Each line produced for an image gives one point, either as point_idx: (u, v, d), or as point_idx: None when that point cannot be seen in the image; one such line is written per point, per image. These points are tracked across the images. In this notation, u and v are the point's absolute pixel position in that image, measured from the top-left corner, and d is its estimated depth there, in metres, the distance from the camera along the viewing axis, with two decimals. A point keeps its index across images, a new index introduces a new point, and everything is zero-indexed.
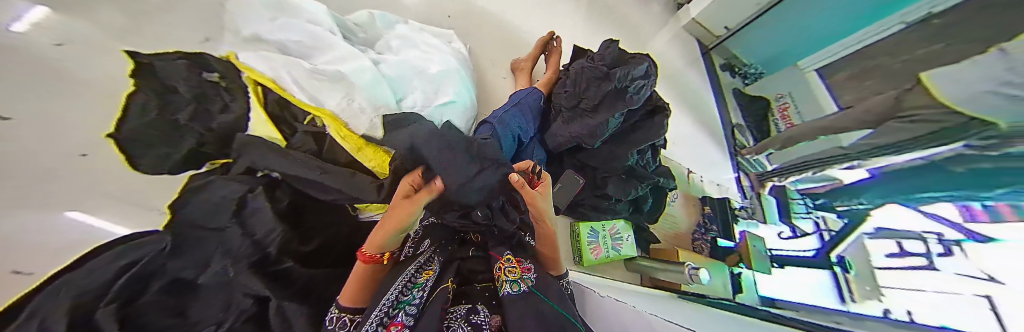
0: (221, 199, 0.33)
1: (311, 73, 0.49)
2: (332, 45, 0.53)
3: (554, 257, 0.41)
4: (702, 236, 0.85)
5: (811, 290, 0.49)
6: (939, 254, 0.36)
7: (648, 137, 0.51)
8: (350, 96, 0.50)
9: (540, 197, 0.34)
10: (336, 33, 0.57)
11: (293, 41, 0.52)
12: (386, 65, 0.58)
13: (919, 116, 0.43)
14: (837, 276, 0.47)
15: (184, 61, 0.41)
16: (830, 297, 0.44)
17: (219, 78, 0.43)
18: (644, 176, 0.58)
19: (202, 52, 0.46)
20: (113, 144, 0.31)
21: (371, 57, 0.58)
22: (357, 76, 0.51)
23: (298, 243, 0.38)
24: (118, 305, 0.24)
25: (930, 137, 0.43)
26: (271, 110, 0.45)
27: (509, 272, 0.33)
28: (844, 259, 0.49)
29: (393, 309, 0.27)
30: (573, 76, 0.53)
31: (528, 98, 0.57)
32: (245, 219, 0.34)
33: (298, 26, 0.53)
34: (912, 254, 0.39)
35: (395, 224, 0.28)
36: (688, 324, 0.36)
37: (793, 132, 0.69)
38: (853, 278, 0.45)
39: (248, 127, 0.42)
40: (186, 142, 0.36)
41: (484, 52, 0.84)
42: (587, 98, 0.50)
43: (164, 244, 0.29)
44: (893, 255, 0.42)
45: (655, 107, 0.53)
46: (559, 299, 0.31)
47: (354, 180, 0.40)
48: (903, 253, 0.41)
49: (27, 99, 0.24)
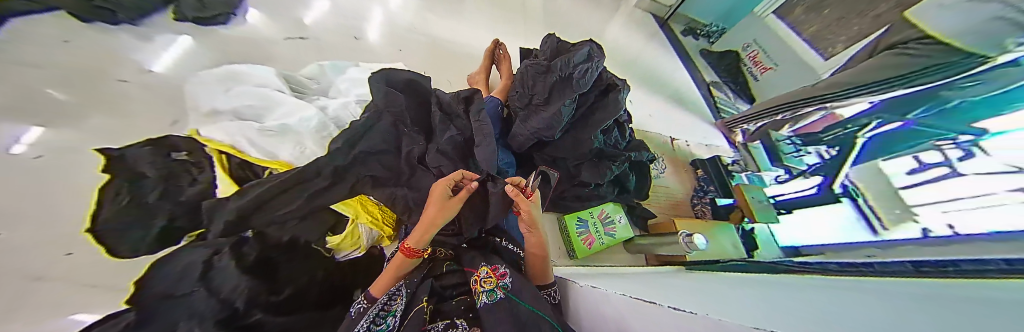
0: (189, 263, 0.36)
1: (257, 130, 0.49)
2: (279, 102, 0.54)
3: (540, 268, 0.38)
4: (701, 200, 0.82)
5: (840, 230, 0.53)
6: (957, 159, 0.41)
7: (607, 116, 0.51)
8: (302, 144, 0.51)
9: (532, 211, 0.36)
10: (282, 87, 0.57)
11: (245, 105, 0.53)
12: (332, 109, 0.57)
13: (910, 56, 0.42)
14: (857, 204, 0.52)
15: (152, 147, 0.45)
16: (862, 231, 0.49)
17: (187, 155, 0.46)
18: (614, 155, 0.57)
19: (168, 135, 0.49)
20: (91, 239, 0.36)
21: (320, 103, 0.57)
22: (304, 125, 0.53)
23: (267, 293, 0.37)
24: None
25: (898, 78, 0.44)
26: (236, 172, 0.47)
27: (484, 282, 0.31)
28: (850, 187, 0.55)
29: None
30: (520, 75, 0.53)
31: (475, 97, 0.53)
32: (209, 279, 0.35)
33: (248, 91, 0.55)
34: (931, 163, 0.43)
35: (433, 217, 0.33)
36: (661, 296, 0.32)
37: (843, 46, 0.63)
38: (872, 200, 0.50)
39: (216, 192, 0.44)
40: (157, 223, 0.39)
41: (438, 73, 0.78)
42: (536, 94, 0.50)
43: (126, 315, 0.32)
44: (915, 170, 0.45)
45: (608, 85, 0.53)
46: (532, 299, 0.29)
47: (416, 181, 0.45)
48: (924, 166, 0.44)
49: None
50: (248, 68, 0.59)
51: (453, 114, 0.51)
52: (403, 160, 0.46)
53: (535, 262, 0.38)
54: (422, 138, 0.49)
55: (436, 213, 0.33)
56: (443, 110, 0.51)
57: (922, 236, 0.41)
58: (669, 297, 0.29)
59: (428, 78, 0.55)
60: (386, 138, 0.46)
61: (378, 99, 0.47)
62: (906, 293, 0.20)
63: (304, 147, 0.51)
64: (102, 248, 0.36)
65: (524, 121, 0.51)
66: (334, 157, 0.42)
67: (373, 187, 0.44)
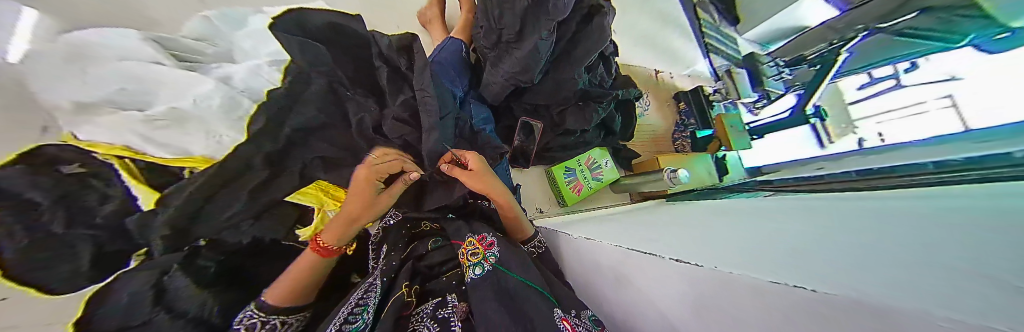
0: (133, 291, 0.30)
1: (143, 121, 0.36)
2: (158, 81, 0.37)
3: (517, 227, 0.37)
4: (681, 134, 0.82)
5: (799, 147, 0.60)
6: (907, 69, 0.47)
7: (591, 47, 0.44)
8: (215, 132, 0.39)
9: (479, 178, 0.34)
10: (168, 60, 0.38)
11: (114, 90, 0.35)
12: (239, 77, 0.41)
13: None
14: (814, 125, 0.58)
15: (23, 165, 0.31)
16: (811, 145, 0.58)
17: (85, 167, 0.34)
18: (601, 95, 0.52)
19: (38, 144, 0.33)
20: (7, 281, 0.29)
21: (217, 70, 0.41)
22: (205, 106, 0.38)
23: (249, 298, 0.34)
24: None
25: None
26: (157, 179, 0.37)
27: (471, 256, 0.29)
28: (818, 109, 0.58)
29: None
30: (482, 5, 0.42)
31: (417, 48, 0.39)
32: (167, 301, 0.30)
33: (105, 69, 0.35)
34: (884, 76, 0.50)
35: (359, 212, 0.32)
36: (658, 238, 0.29)
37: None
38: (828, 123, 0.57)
39: (140, 204, 0.36)
40: (84, 253, 0.32)
41: (374, 9, 0.59)
42: (505, 28, 0.40)
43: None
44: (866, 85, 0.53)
45: (591, 9, 0.44)
46: (520, 268, 0.28)
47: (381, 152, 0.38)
48: (873, 80, 0.52)
49: None
50: (101, 34, 0.36)
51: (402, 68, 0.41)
52: (355, 134, 0.38)
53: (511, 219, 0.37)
54: (372, 102, 0.40)
55: (363, 206, 0.32)
56: (385, 58, 0.40)
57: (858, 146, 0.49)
58: (651, 235, 0.31)
59: (356, 18, 0.40)
60: (325, 107, 0.38)
61: (297, 56, 0.36)
62: (891, 211, 0.20)
63: (214, 135, 0.39)
64: (28, 287, 0.30)
65: (497, 64, 0.43)
66: (260, 144, 0.34)
67: (327, 170, 0.37)
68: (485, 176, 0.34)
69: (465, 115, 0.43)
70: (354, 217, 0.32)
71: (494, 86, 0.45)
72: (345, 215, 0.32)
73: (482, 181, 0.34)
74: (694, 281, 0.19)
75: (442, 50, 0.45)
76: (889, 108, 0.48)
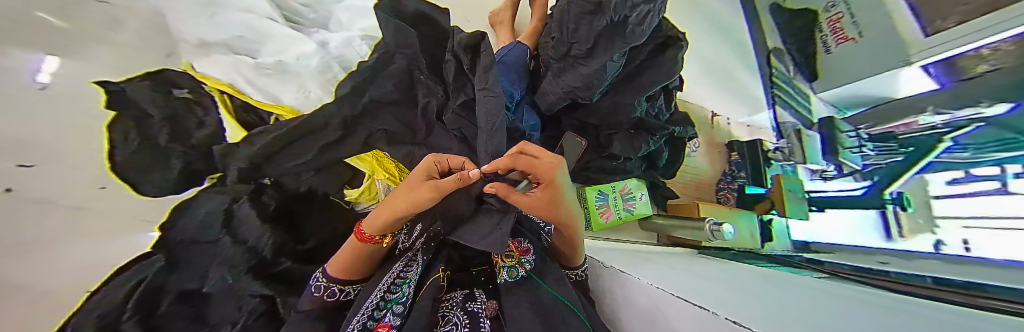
0: (211, 212, 0.36)
1: (254, 68, 0.45)
2: (268, 35, 0.47)
3: (569, 253, 0.36)
4: (728, 185, 0.76)
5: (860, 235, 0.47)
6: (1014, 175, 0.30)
7: (660, 77, 0.43)
8: (305, 87, 0.46)
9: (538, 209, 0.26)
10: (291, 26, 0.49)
11: (234, 35, 0.45)
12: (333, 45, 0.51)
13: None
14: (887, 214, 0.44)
15: (149, 81, 0.38)
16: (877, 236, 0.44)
17: (190, 94, 0.42)
18: (655, 127, 0.51)
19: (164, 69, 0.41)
20: (114, 176, 0.32)
21: (318, 37, 0.51)
22: (304, 64, 0.47)
23: (294, 243, 0.38)
24: (140, 317, 0.27)
25: None
26: (243, 117, 0.43)
27: (506, 257, 0.30)
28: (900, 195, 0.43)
29: (379, 306, 0.25)
30: (558, 16, 0.42)
31: (486, 48, 0.35)
32: (234, 229, 0.35)
33: (231, 18, 0.45)
34: (987, 176, 0.34)
35: (399, 209, 0.26)
36: (704, 289, 0.29)
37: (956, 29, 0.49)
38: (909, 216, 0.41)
39: (225, 137, 0.41)
40: (176, 167, 0.37)
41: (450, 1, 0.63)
42: (576, 43, 0.40)
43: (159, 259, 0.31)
44: (956, 181, 0.37)
45: (666, 39, 0.43)
46: (554, 282, 0.30)
47: (435, 136, 0.40)
48: (972, 177, 0.35)
49: (47, 143, 0.26)
50: None
51: (464, 70, 0.39)
52: (420, 116, 0.39)
53: (568, 248, 0.35)
54: (441, 89, 0.41)
55: (411, 203, 0.25)
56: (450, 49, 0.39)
57: (933, 251, 0.35)
58: (694, 286, 0.30)
59: (443, 11, 0.42)
60: (400, 84, 0.39)
61: (388, 36, 0.37)
62: (959, 317, 0.16)
63: (305, 89, 0.46)
64: (128, 186, 0.33)
65: (559, 76, 0.43)
66: (340, 107, 0.37)
67: (389, 143, 0.39)
68: (551, 206, 0.26)
69: (516, 120, 0.43)
70: (393, 217, 0.27)
71: (556, 101, 0.45)
72: (388, 208, 0.27)
73: (537, 211, 0.27)
74: (703, 324, 0.19)
75: (507, 52, 0.47)
76: (970, 214, 0.33)
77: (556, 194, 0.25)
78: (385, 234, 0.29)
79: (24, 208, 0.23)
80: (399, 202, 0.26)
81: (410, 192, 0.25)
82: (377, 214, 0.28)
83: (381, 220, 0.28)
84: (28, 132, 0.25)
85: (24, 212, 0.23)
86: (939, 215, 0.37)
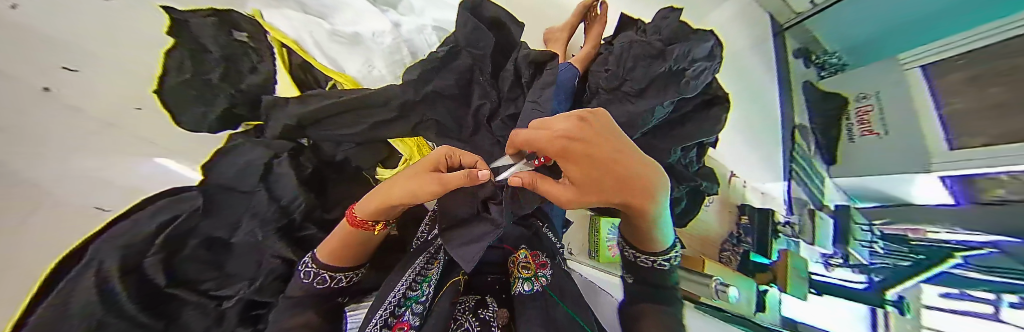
0: (249, 162, 0.40)
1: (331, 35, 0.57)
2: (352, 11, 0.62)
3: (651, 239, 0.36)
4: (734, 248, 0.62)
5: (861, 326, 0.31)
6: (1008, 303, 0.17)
7: (700, 132, 0.44)
8: (370, 60, 0.58)
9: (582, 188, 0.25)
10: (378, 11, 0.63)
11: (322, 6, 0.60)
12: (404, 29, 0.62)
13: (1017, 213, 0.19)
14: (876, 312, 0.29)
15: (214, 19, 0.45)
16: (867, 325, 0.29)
17: (248, 38, 0.48)
18: (685, 177, 0.51)
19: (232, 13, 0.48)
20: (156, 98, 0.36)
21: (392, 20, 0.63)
22: (375, 39, 0.59)
23: (319, 211, 0.44)
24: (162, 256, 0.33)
25: None
26: (294, 73, 0.51)
27: (522, 269, 0.34)
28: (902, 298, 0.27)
29: (398, 307, 0.29)
30: (616, 52, 0.44)
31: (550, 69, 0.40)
32: (268, 185, 0.40)
33: None
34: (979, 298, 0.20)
35: (398, 197, 0.30)
36: None
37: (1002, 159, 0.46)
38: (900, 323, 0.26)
39: (275, 91, 0.47)
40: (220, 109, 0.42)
41: None
42: (630, 80, 0.41)
43: (197, 205, 0.37)
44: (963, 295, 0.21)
45: (714, 97, 0.45)
46: (573, 302, 0.33)
47: (478, 136, 0.40)
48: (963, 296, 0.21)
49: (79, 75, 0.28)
50: None
51: (521, 78, 0.42)
52: (471, 114, 0.40)
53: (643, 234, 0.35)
54: (496, 95, 0.42)
55: (408, 195, 0.29)
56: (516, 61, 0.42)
57: None
58: None
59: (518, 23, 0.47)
60: (459, 81, 0.40)
61: (461, 34, 0.41)
62: None
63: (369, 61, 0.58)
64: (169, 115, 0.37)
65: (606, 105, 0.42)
66: (404, 90, 0.39)
67: (437, 134, 0.40)
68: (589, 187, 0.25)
69: None
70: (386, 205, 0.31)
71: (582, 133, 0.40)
72: (386, 196, 0.31)
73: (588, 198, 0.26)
74: None
75: (563, 70, 0.48)
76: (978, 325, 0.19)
77: (583, 158, 0.22)
78: (375, 222, 0.34)
79: (67, 145, 0.28)
80: (398, 194, 0.30)
81: (407, 184, 0.29)
82: (377, 199, 0.32)
83: (378, 205, 0.31)
84: (70, 69, 0.27)
85: (63, 147, 0.27)
86: (928, 326, 0.23)
